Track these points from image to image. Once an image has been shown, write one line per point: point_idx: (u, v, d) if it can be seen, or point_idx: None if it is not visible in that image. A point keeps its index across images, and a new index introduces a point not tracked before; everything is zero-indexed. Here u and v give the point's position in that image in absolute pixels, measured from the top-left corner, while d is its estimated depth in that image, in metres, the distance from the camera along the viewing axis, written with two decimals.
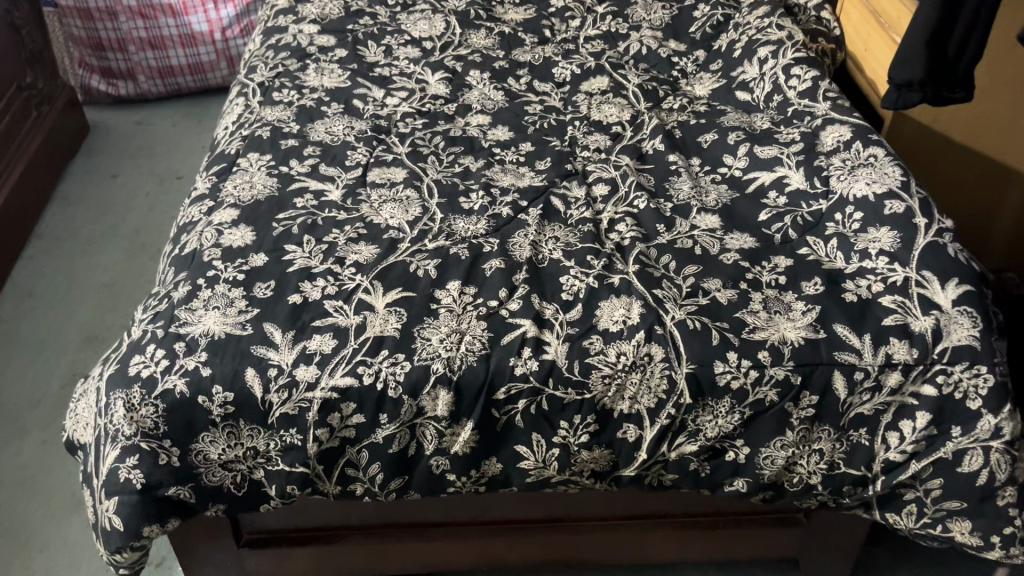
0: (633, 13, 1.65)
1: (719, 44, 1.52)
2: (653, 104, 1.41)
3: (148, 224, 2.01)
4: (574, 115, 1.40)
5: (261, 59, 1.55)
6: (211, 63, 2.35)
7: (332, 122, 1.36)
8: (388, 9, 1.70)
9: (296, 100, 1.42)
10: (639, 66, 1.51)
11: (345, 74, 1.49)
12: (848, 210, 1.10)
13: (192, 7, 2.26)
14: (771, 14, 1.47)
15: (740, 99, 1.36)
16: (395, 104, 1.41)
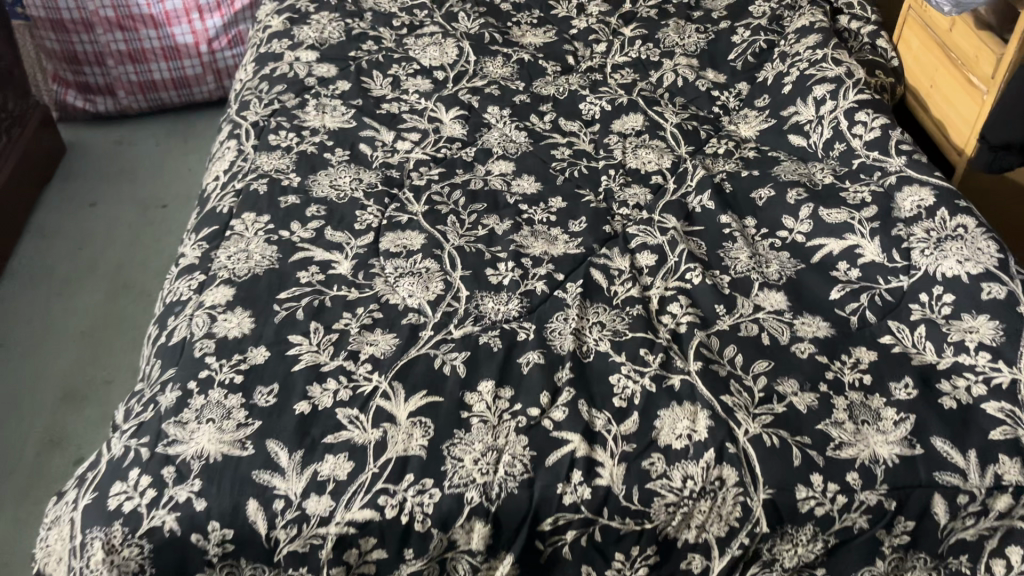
0: (664, 37, 1.50)
1: (763, 76, 1.37)
2: (695, 148, 1.27)
3: (132, 260, 1.85)
4: (607, 161, 1.25)
5: (255, 94, 1.39)
6: (197, 77, 2.17)
7: (337, 173, 1.21)
8: (393, 32, 1.54)
9: (295, 145, 1.27)
10: (675, 101, 1.37)
11: (349, 112, 1.33)
12: (935, 290, 0.96)
13: (175, 18, 2.08)
14: (824, 45, 1.33)
15: (794, 145, 1.22)
16: (407, 150, 1.26)
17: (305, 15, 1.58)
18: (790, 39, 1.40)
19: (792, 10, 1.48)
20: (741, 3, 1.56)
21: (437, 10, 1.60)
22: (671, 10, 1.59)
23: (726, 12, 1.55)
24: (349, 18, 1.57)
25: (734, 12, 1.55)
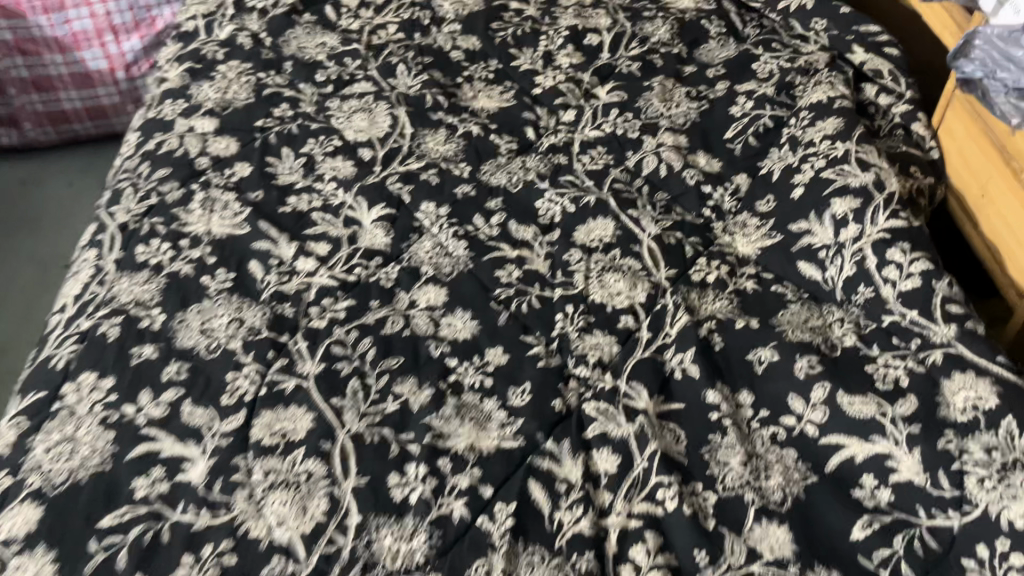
0: (646, 104, 1.21)
1: (768, 168, 1.09)
2: (678, 271, 0.99)
3: (21, 338, 1.57)
4: (564, 291, 0.98)
5: (131, 180, 1.11)
6: (114, 106, 1.86)
7: (213, 310, 0.94)
8: (315, 89, 1.26)
9: (168, 262, 1.00)
10: (656, 199, 1.09)
11: (244, 211, 1.06)
12: (998, 546, 0.69)
13: (84, 40, 1.77)
14: (847, 135, 1.04)
15: (805, 278, 0.95)
16: (311, 271, 0.99)
17: (209, 66, 1.29)
18: (801, 119, 1.12)
19: (804, 74, 1.19)
20: (742, 59, 1.27)
21: (372, 60, 1.31)
22: (657, 64, 1.30)
23: (723, 71, 1.26)
24: (263, 71, 1.28)
25: (733, 70, 1.26)
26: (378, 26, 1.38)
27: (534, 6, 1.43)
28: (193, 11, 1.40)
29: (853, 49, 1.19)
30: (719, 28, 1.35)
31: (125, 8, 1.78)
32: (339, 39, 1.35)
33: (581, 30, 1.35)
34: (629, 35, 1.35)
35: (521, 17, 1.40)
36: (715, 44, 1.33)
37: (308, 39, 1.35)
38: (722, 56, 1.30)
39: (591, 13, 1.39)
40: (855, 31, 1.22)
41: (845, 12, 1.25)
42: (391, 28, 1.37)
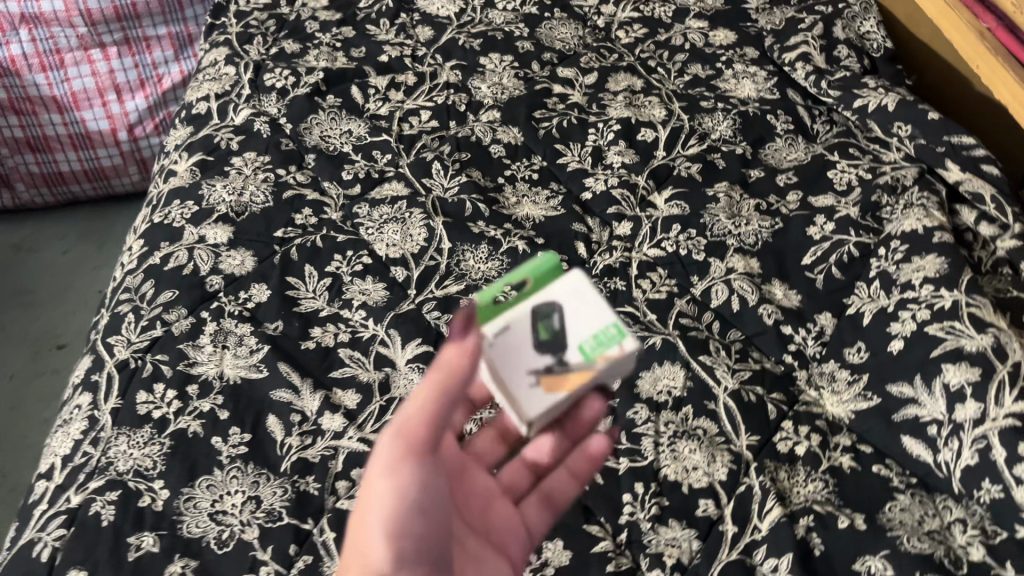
0: (712, 220, 1.08)
1: (857, 308, 0.96)
2: (761, 440, 0.87)
3: (4, 434, 1.42)
4: (631, 462, 0.85)
5: (132, 303, 0.98)
6: (115, 168, 1.70)
7: (225, 485, 0.81)
8: (341, 190, 1.13)
9: (172, 417, 0.87)
10: (729, 341, 0.96)
11: (261, 348, 0.93)
12: None
13: (84, 99, 1.60)
14: (953, 280, 0.91)
15: (910, 456, 0.83)
16: (338, 432, 0.86)
17: (222, 157, 1.16)
18: (893, 251, 0.99)
19: (891, 192, 1.07)
20: (816, 166, 1.15)
21: (404, 155, 1.18)
22: (719, 166, 1.17)
23: (795, 178, 1.14)
24: (283, 165, 1.15)
25: (806, 179, 1.13)
26: (410, 111, 1.25)
27: (580, 90, 1.30)
28: (205, 89, 1.27)
29: (946, 165, 1.06)
30: (786, 125, 1.22)
31: (130, 66, 1.61)
32: (367, 128, 1.22)
33: (634, 123, 1.22)
34: (687, 130, 1.22)
35: (566, 104, 1.27)
36: (783, 143, 1.20)
37: (332, 126, 1.22)
38: (791, 159, 1.18)
39: (643, 102, 1.27)
40: (946, 141, 1.09)
41: (933, 117, 1.12)
42: (423, 115, 1.24)
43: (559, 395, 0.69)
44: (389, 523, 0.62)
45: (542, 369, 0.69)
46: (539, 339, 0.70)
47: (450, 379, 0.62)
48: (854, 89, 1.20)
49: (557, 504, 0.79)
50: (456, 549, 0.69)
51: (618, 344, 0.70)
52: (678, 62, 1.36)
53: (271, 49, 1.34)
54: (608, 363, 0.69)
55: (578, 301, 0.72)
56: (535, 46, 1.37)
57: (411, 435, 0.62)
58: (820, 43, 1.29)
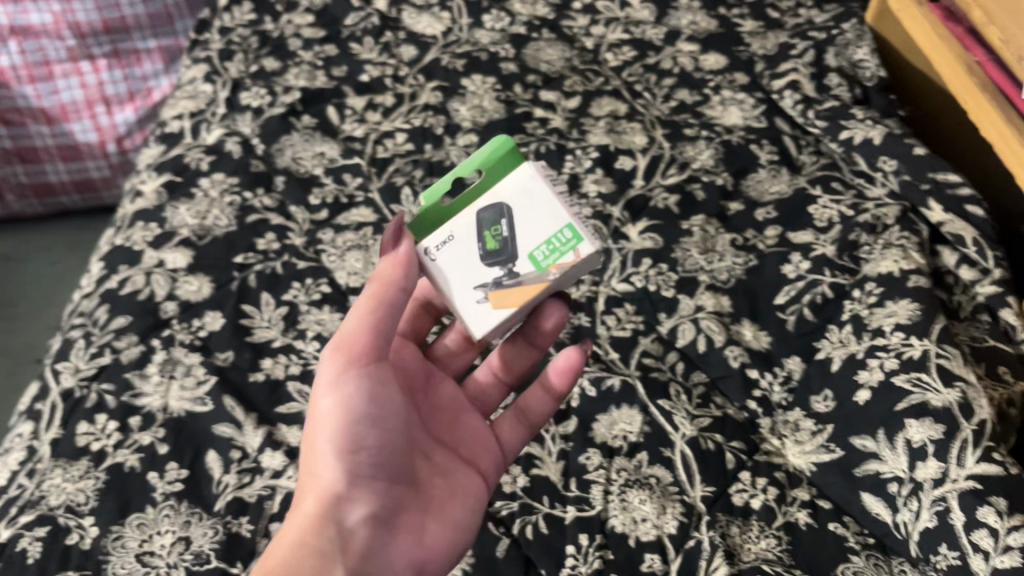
0: (684, 255, 1.05)
1: (826, 353, 0.92)
2: (715, 491, 0.83)
3: None
4: (578, 510, 0.82)
5: (85, 328, 0.97)
6: (104, 180, 1.69)
7: (156, 524, 0.79)
8: (307, 215, 1.10)
9: (111, 449, 0.85)
10: (692, 384, 0.92)
11: (208, 380, 0.91)
12: None
13: (72, 111, 1.60)
14: (925, 328, 0.87)
15: (869, 514, 0.79)
16: (277, 471, 0.83)
17: (190, 178, 1.14)
18: (867, 294, 0.95)
19: (870, 231, 1.02)
20: (797, 200, 1.11)
21: (375, 179, 1.16)
22: (698, 198, 1.13)
23: (774, 213, 1.10)
24: (250, 188, 1.13)
25: (786, 213, 1.09)
26: (385, 133, 1.23)
27: (562, 114, 1.27)
28: (180, 107, 1.26)
29: (929, 204, 1.02)
30: (771, 155, 1.18)
31: (120, 79, 1.61)
32: (340, 150, 1.20)
33: (612, 150, 1.19)
34: (667, 158, 1.18)
35: (546, 129, 1.24)
36: (766, 174, 1.16)
37: (305, 147, 1.20)
38: (773, 191, 1.14)
39: (624, 128, 1.24)
40: (930, 177, 1.05)
41: (919, 153, 1.08)
42: (398, 137, 1.22)
43: (508, 308, 0.71)
44: (337, 438, 0.64)
45: (489, 283, 0.71)
46: (487, 250, 0.72)
47: (385, 288, 0.64)
48: (841, 121, 1.17)
49: (534, 420, 0.80)
50: (424, 463, 0.70)
51: (573, 250, 0.70)
52: (665, 87, 1.32)
53: (251, 66, 1.33)
54: (560, 271, 0.70)
55: (528, 204, 0.72)
56: (519, 67, 1.34)
57: (350, 347, 0.64)
58: (810, 71, 1.25)
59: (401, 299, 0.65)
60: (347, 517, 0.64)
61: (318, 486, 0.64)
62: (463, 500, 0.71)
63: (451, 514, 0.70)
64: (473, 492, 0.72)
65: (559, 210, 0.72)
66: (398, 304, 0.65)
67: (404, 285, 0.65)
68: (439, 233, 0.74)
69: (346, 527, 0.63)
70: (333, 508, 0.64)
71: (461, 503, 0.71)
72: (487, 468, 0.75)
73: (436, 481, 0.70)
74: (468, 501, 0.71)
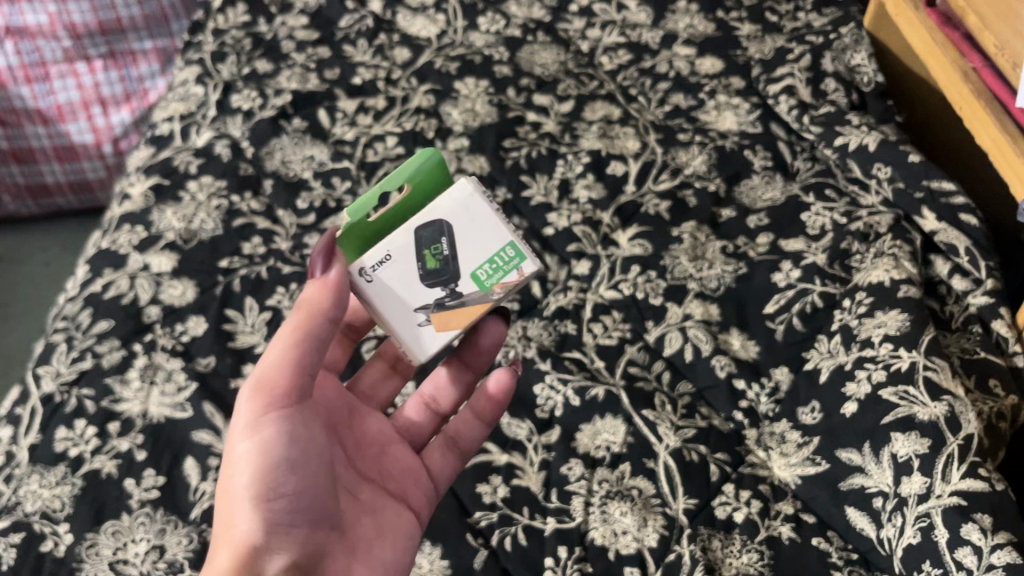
0: (673, 262, 1.04)
1: (814, 364, 0.91)
2: (698, 504, 0.82)
3: None
4: (558, 522, 0.81)
5: (67, 332, 0.96)
6: (100, 181, 1.69)
7: (130, 531, 0.78)
8: (295, 219, 1.10)
9: (88, 455, 0.84)
10: (678, 394, 0.91)
11: (189, 386, 0.90)
12: None
13: (69, 112, 1.59)
14: (914, 338, 0.86)
15: (853, 529, 0.78)
16: None
17: (178, 181, 1.13)
18: (858, 303, 0.93)
19: (863, 240, 1.01)
20: (790, 207, 1.09)
21: (364, 183, 1.15)
22: (690, 204, 1.12)
23: (766, 220, 1.08)
24: (238, 191, 1.12)
25: (778, 220, 1.08)
26: (376, 136, 1.22)
27: (555, 118, 1.26)
28: (171, 109, 1.25)
29: (923, 213, 1.01)
30: (765, 161, 1.17)
31: (116, 80, 1.60)
32: (330, 153, 1.19)
33: (604, 155, 1.18)
34: (659, 164, 1.17)
35: (538, 133, 1.23)
36: (759, 181, 1.15)
37: (295, 151, 1.19)
38: (766, 199, 1.12)
39: (617, 133, 1.22)
40: (925, 185, 1.03)
41: (913, 160, 1.06)
42: (389, 141, 1.21)
43: (453, 329, 0.73)
44: (255, 483, 0.61)
45: (432, 305, 0.72)
46: (430, 270, 0.72)
47: (312, 319, 0.64)
48: (836, 126, 1.15)
49: (465, 450, 0.80)
50: (350, 501, 0.69)
51: (517, 268, 0.74)
52: (660, 91, 1.31)
53: (244, 69, 1.32)
54: (504, 290, 0.74)
55: (467, 222, 0.74)
56: (513, 70, 1.33)
57: (272, 383, 0.62)
58: (806, 76, 1.24)
59: (325, 333, 0.65)
60: (271, 565, 0.59)
61: (232, 538, 0.60)
62: (388, 539, 0.70)
63: (375, 555, 0.68)
64: (397, 531, 0.71)
65: (501, 228, 0.74)
66: (324, 336, 0.65)
67: (330, 318, 0.65)
68: (376, 251, 0.73)
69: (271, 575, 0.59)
70: (253, 561, 0.59)
71: (386, 543, 0.69)
72: (412, 504, 0.74)
73: (362, 519, 0.69)
74: (394, 540, 0.70)
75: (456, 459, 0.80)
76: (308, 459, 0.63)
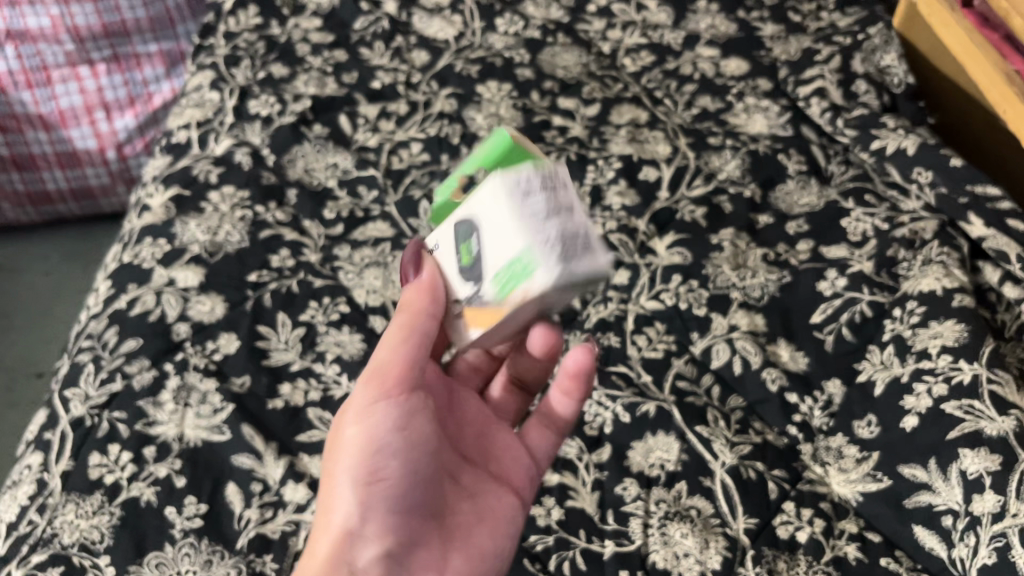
0: (715, 271, 1.01)
1: (868, 376, 0.89)
2: (759, 523, 0.80)
3: None
4: (617, 545, 0.78)
5: (93, 351, 0.92)
6: (103, 188, 1.65)
7: (175, 564, 0.76)
8: (323, 229, 1.06)
9: (125, 482, 0.81)
10: (729, 409, 0.89)
11: (225, 407, 0.86)
12: None
13: (71, 117, 1.55)
14: (973, 351, 0.85)
15: (921, 548, 0.77)
16: (301, 505, 0.80)
17: (199, 191, 1.09)
18: (909, 313, 0.92)
19: (908, 246, 1.00)
20: (829, 213, 1.07)
21: (391, 191, 1.12)
22: (726, 210, 1.09)
23: (806, 227, 1.06)
24: (262, 202, 1.09)
25: (817, 227, 1.06)
26: (400, 143, 1.18)
27: (581, 122, 1.23)
28: (187, 116, 1.21)
29: (969, 219, 0.99)
30: (799, 165, 1.15)
31: (119, 84, 1.55)
32: (354, 161, 1.15)
33: (636, 160, 1.15)
34: (692, 169, 1.15)
35: (565, 138, 1.20)
36: (795, 185, 1.13)
37: (317, 158, 1.16)
38: (803, 204, 1.10)
39: (647, 137, 1.20)
40: (969, 190, 1.02)
41: (954, 164, 1.05)
42: (414, 147, 1.18)
43: (477, 331, 0.63)
44: (355, 472, 0.63)
45: (462, 299, 0.63)
46: (464, 264, 0.63)
47: (415, 319, 0.64)
48: (872, 130, 1.13)
49: (560, 425, 0.77)
50: (453, 488, 0.69)
51: (524, 285, 0.57)
52: (687, 93, 1.28)
53: (259, 73, 1.28)
54: (515, 305, 0.58)
55: (492, 220, 0.60)
56: (535, 73, 1.30)
57: (382, 378, 0.65)
58: (837, 78, 1.22)
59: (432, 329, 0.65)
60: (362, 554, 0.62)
61: (330, 524, 0.63)
62: (488, 526, 0.69)
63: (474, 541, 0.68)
64: (499, 517, 0.70)
65: (519, 231, 0.57)
66: (427, 331, 0.64)
67: (431, 317, 0.65)
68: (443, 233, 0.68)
69: (362, 565, 0.62)
70: (345, 548, 0.62)
71: (486, 530, 0.69)
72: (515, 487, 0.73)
73: (462, 506, 0.68)
74: (495, 525, 0.69)
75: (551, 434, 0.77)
76: (409, 450, 0.65)
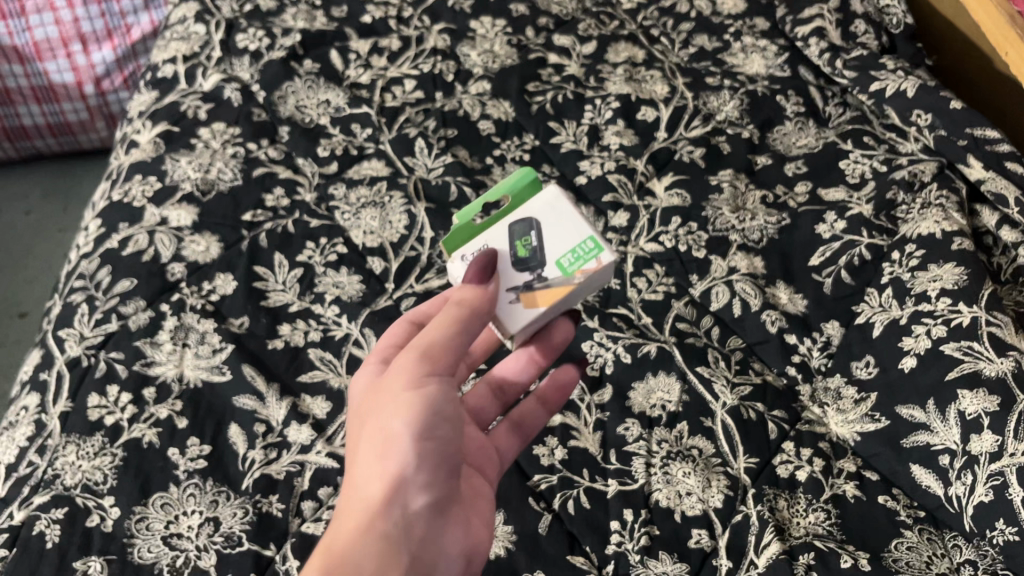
0: (715, 213, 1.01)
1: (866, 318, 0.90)
2: (759, 463, 0.80)
3: None
4: (620, 484, 0.79)
5: (86, 292, 0.90)
6: (81, 123, 1.60)
7: (181, 504, 0.75)
8: (317, 168, 1.04)
9: (126, 423, 0.80)
10: (729, 350, 0.90)
11: (225, 348, 0.86)
12: None
13: (46, 50, 1.49)
14: (974, 293, 0.86)
15: (918, 486, 0.78)
16: (305, 445, 0.80)
17: (188, 128, 1.07)
18: (908, 256, 0.93)
19: (908, 189, 1.00)
20: (827, 156, 1.07)
21: (385, 130, 1.10)
22: (724, 151, 1.09)
23: (804, 169, 1.06)
24: (254, 139, 1.06)
25: (816, 169, 1.06)
26: (393, 80, 1.16)
27: (577, 61, 1.21)
28: (172, 49, 1.17)
29: (968, 161, 1.00)
30: (797, 107, 1.14)
31: (96, 15, 1.49)
32: (346, 98, 1.13)
33: (634, 100, 1.14)
34: (691, 110, 1.13)
35: (561, 76, 1.18)
36: (792, 127, 1.12)
37: (309, 95, 1.13)
38: (801, 145, 1.10)
39: (644, 76, 1.18)
40: (969, 134, 1.02)
41: (954, 107, 1.04)
42: (407, 84, 1.15)
43: (540, 309, 0.68)
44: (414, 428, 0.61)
45: (520, 286, 0.69)
46: (516, 257, 0.69)
47: (477, 310, 0.64)
48: (871, 71, 1.12)
49: (529, 434, 0.79)
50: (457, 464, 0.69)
51: (596, 258, 0.68)
52: (683, 32, 1.26)
53: (245, 5, 1.24)
54: (586, 277, 0.68)
55: (551, 214, 0.71)
56: (530, 9, 1.27)
57: (434, 355, 0.63)
58: (836, 18, 1.19)
59: (478, 328, 0.65)
60: (411, 503, 0.62)
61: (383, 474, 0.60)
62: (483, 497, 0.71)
63: (478, 513, 0.69)
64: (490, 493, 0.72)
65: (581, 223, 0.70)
66: (477, 321, 0.64)
67: (484, 317, 0.65)
68: (473, 245, 0.71)
69: (411, 511, 0.61)
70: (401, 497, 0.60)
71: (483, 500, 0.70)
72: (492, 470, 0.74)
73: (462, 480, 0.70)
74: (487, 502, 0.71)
75: (520, 446, 0.78)
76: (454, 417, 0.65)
